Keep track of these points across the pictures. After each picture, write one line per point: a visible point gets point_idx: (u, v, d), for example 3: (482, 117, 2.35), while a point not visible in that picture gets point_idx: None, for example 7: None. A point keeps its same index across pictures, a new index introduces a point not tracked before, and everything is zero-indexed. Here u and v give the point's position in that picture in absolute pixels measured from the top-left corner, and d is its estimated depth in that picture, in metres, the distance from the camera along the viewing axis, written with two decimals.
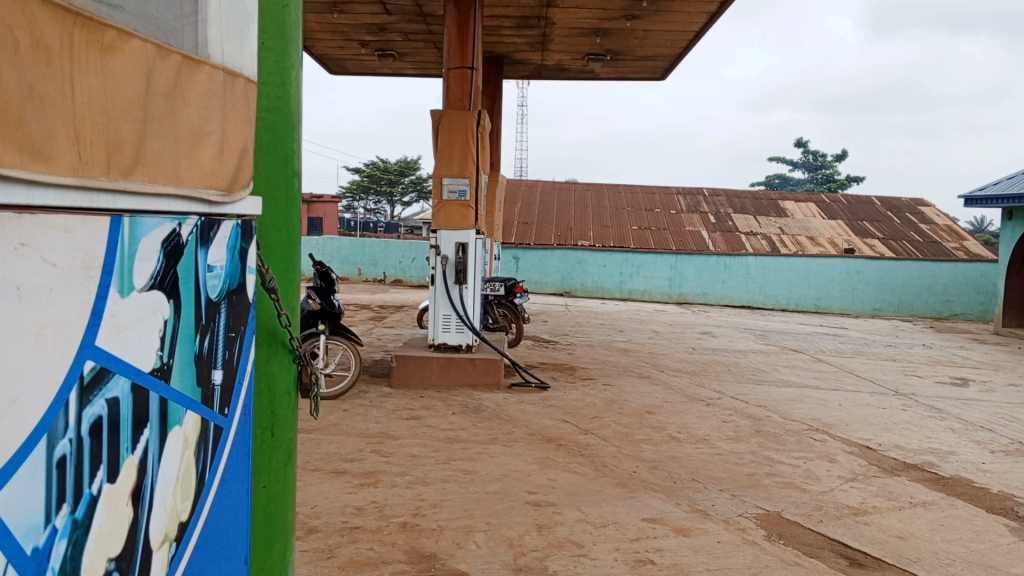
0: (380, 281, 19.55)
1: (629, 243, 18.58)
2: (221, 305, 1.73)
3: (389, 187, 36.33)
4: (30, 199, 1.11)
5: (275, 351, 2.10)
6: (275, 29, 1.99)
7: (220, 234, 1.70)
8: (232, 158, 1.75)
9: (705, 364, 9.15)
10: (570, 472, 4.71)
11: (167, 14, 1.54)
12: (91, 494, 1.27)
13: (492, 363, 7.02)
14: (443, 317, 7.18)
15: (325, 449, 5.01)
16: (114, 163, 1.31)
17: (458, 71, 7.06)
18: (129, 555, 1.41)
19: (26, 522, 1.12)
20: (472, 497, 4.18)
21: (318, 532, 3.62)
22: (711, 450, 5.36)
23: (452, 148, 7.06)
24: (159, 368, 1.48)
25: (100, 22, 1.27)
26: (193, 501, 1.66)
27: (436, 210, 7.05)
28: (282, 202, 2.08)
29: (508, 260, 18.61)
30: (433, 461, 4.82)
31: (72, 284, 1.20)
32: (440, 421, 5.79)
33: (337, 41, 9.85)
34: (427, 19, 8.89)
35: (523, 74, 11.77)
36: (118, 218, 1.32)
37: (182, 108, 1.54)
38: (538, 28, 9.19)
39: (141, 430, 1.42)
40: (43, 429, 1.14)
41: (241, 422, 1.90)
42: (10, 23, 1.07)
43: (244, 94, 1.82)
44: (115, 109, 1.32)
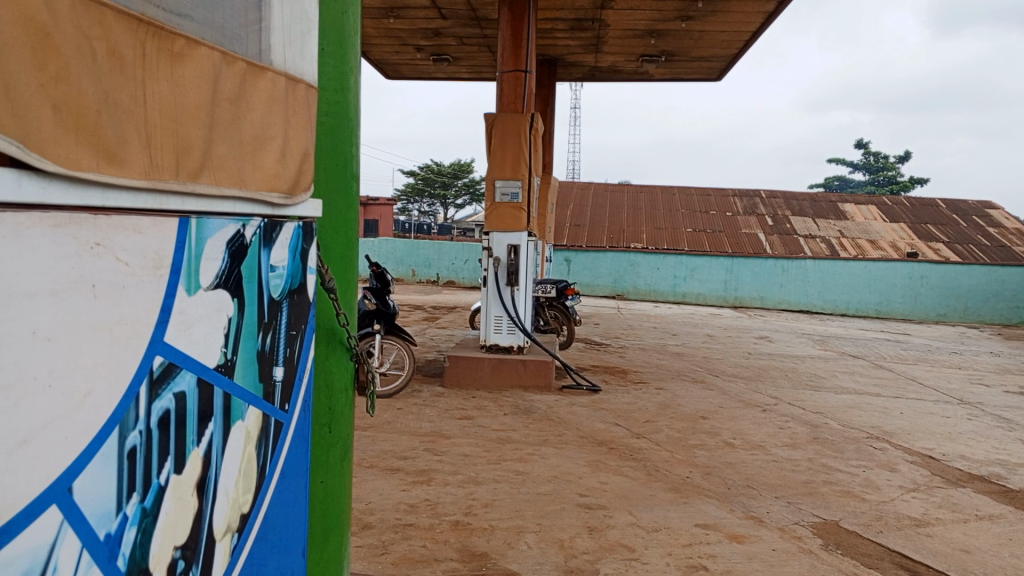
0: (433, 282, 19.73)
1: (684, 246, 18.38)
2: (283, 304, 1.79)
3: (442, 190, 36.66)
4: (105, 200, 1.17)
5: (333, 349, 2.15)
6: (335, 36, 2.04)
7: (282, 236, 1.75)
8: (294, 161, 1.80)
9: (760, 369, 9.00)
10: (622, 475, 4.69)
11: (233, 23, 1.59)
12: (159, 484, 1.33)
13: (543, 365, 7.03)
14: (495, 318, 7.22)
15: (379, 447, 5.09)
16: (183, 166, 1.37)
17: (512, 74, 7.08)
18: (194, 544, 1.46)
19: (100, 509, 1.17)
20: (524, 498, 4.20)
21: (373, 528, 3.69)
22: (766, 457, 5.27)
23: (505, 150, 7.08)
24: (223, 365, 1.53)
25: (170, 31, 1.33)
26: (254, 494, 1.72)
27: (489, 213, 7.10)
28: (340, 205, 2.13)
29: (560, 262, 18.57)
30: (485, 461, 4.86)
31: (144, 283, 1.26)
32: (491, 421, 5.83)
33: (393, 46, 9.99)
34: (481, 23, 8.95)
35: (576, 77, 11.76)
36: (186, 219, 1.37)
37: (246, 113, 1.59)
38: (592, 30, 9.17)
39: (206, 424, 1.47)
40: (115, 421, 1.19)
41: (301, 419, 1.96)
42: (88, 34, 1.12)
43: (305, 100, 1.88)
44: (184, 114, 1.37)
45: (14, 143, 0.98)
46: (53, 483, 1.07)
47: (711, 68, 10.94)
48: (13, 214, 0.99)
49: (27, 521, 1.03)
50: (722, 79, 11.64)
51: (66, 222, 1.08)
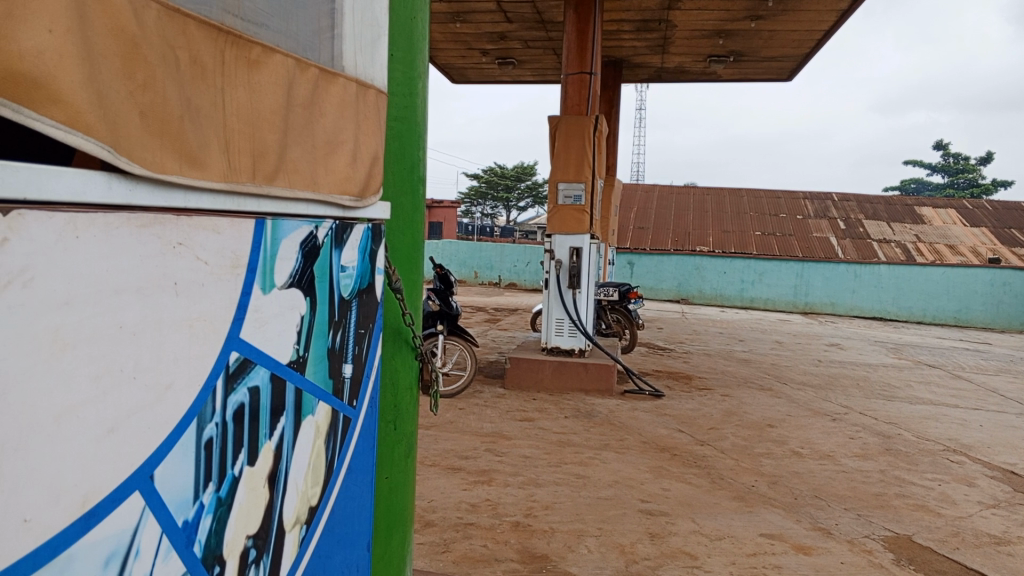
0: (495, 284, 19.83)
1: (752, 250, 18.02)
2: (352, 304, 1.83)
3: (505, 193, 36.86)
4: (187, 203, 1.22)
5: (399, 348, 2.18)
6: (404, 42, 2.08)
7: (352, 237, 1.80)
8: (364, 164, 1.85)
9: (831, 377, 8.75)
10: (685, 482, 4.62)
11: (307, 31, 1.65)
12: (233, 475, 1.38)
13: (605, 369, 7.00)
14: (556, 320, 7.23)
15: (441, 445, 5.15)
16: (259, 169, 1.42)
17: (576, 76, 7.07)
18: (265, 534, 1.51)
19: (178, 497, 1.23)
20: (584, 502, 4.19)
21: (434, 526, 3.73)
22: (835, 467, 5.12)
23: (569, 153, 7.07)
24: (295, 361, 1.58)
25: (248, 40, 1.38)
26: (322, 487, 1.77)
27: (551, 215, 7.10)
28: (407, 208, 2.18)
29: (622, 265, 18.46)
30: (546, 463, 4.86)
31: (222, 281, 1.31)
32: (552, 424, 5.83)
33: (459, 51, 10.09)
34: (547, 26, 8.97)
35: (642, 78, 11.67)
36: (262, 220, 1.43)
37: (319, 119, 1.64)
38: (658, 31, 9.10)
39: (278, 418, 1.52)
40: (193, 413, 1.25)
41: (368, 416, 2.00)
42: (172, 43, 1.18)
43: (375, 105, 1.92)
44: (260, 120, 1.42)
45: (104, 147, 1.04)
46: (137, 471, 1.13)
47: (781, 68, 10.71)
48: (104, 214, 1.05)
49: (113, 506, 1.09)
50: (792, 78, 11.39)
51: (152, 222, 1.14)
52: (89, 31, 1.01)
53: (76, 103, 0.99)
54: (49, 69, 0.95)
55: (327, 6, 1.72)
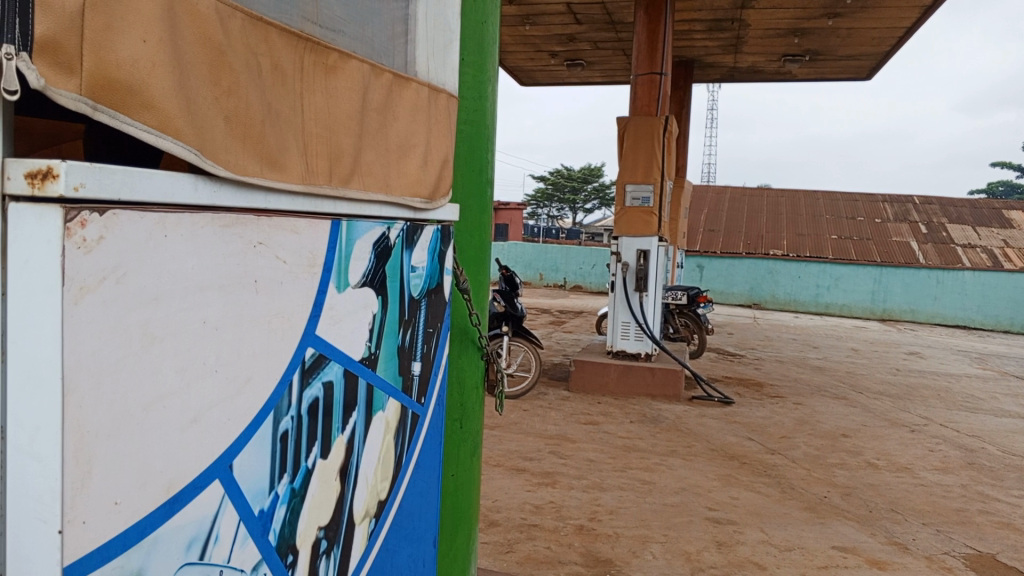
0: (561, 286, 19.81)
1: (827, 254, 17.51)
2: (422, 303, 1.87)
3: (572, 195, 36.82)
4: (267, 204, 1.28)
5: (466, 347, 2.21)
6: (475, 45, 2.11)
7: (422, 238, 1.84)
8: (435, 168, 1.88)
9: (910, 387, 8.44)
10: (754, 491, 4.53)
11: (382, 37, 1.69)
12: (307, 467, 1.43)
13: (671, 374, 6.93)
14: (622, 324, 7.18)
15: (506, 446, 5.19)
16: (335, 172, 1.46)
17: (646, 77, 7.01)
18: (336, 526, 1.56)
19: (255, 487, 1.28)
20: (650, 508, 4.15)
21: (498, 526, 3.76)
22: (914, 481, 4.94)
23: (637, 155, 7.01)
24: (367, 357, 1.63)
25: (326, 47, 1.43)
26: (391, 482, 1.81)
27: (618, 217, 7.06)
28: (475, 210, 2.21)
29: (691, 268, 18.18)
30: (611, 467, 4.84)
31: (300, 280, 1.36)
32: (617, 428, 5.80)
33: (529, 53, 10.12)
34: (616, 27, 8.92)
35: (714, 78, 11.48)
36: (338, 221, 1.47)
37: (392, 123, 1.68)
38: (731, 30, 8.95)
39: (350, 413, 1.57)
40: (270, 407, 1.30)
41: (435, 414, 2.03)
42: (255, 51, 1.23)
43: (446, 109, 1.96)
44: (337, 124, 1.47)
45: (191, 150, 1.09)
46: (217, 460, 1.18)
47: (860, 67, 10.38)
48: (191, 215, 1.10)
49: (195, 493, 1.14)
50: (871, 77, 11.04)
51: (235, 222, 1.19)
52: (179, 40, 1.06)
53: (167, 109, 1.04)
54: (142, 77, 1.00)
55: (401, 12, 1.77)
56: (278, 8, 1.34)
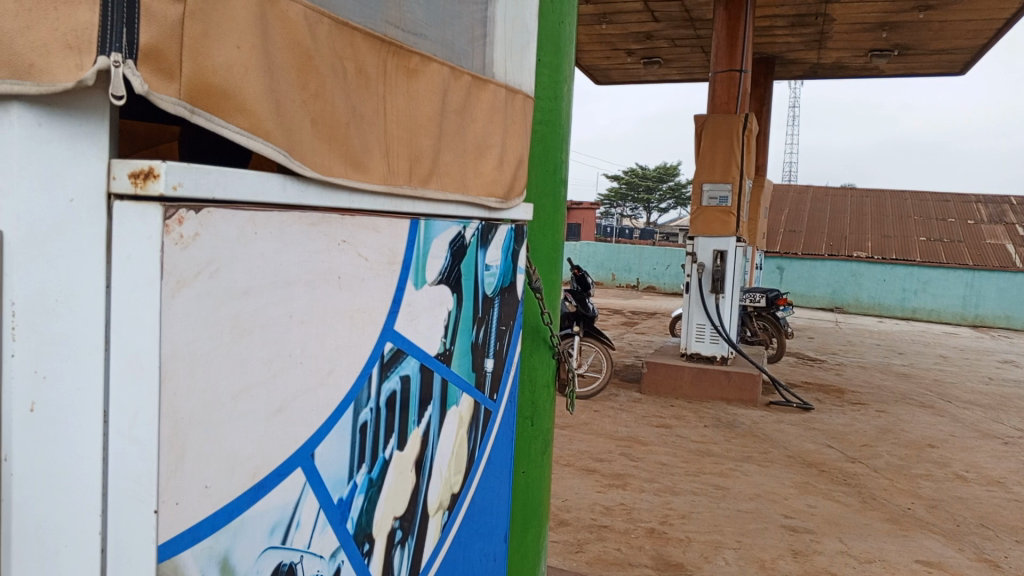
0: (633, 286, 19.61)
1: (915, 257, 16.82)
2: (495, 301, 1.89)
3: (646, 194, 36.50)
4: (351, 203, 1.32)
5: (537, 346, 2.23)
6: (551, 46, 2.13)
7: (497, 237, 1.86)
8: (511, 168, 1.90)
9: (1004, 398, 8.02)
10: (833, 500, 4.40)
11: (462, 40, 1.73)
12: (384, 458, 1.47)
13: (748, 378, 6.78)
14: (698, 326, 7.05)
15: (577, 446, 5.19)
16: (415, 172, 1.50)
17: (725, 73, 6.88)
18: (411, 516, 1.60)
19: (335, 475, 1.32)
20: (723, 513, 4.08)
21: (568, 526, 3.77)
22: (1006, 496, 4.70)
23: (715, 153, 6.89)
24: (442, 353, 1.66)
25: (408, 50, 1.46)
26: (464, 475, 1.84)
27: (695, 217, 6.95)
28: (549, 209, 2.22)
29: (771, 270, 17.76)
30: (683, 471, 4.78)
31: (380, 276, 1.40)
32: (691, 432, 5.72)
33: (605, 52, 10.07)
34: (695, 23, 8.79)
35: (796, 75, 11.19)
36: (416, 221, 1.51)
37: (471, 124, 1.71)
38: (815, 26, 8.70)
39: (425, 407, 1.60)
40: (351, 398, 1.34)
41: (507, 410, 2.05)
42: (341, 55, 1.27)
43: (523, 109, 1.97)
44: (417, 125, 1.50)
45: (280, 151, 1.14)
46: (300, 449, 1.23)
47: (953, 62, 9.93)
48: (280, 214, 1.14)
49: (279, 480, 1.19)
50: (965, 72, 10.54)
51: (321, 221, 1.23)
52: (270, 46, 1.11)
53: (258, 112, 1.09)
54: (236, 81, 1.05)
55: (480, 15, 1.80)
56: (363, 13, 1.38)
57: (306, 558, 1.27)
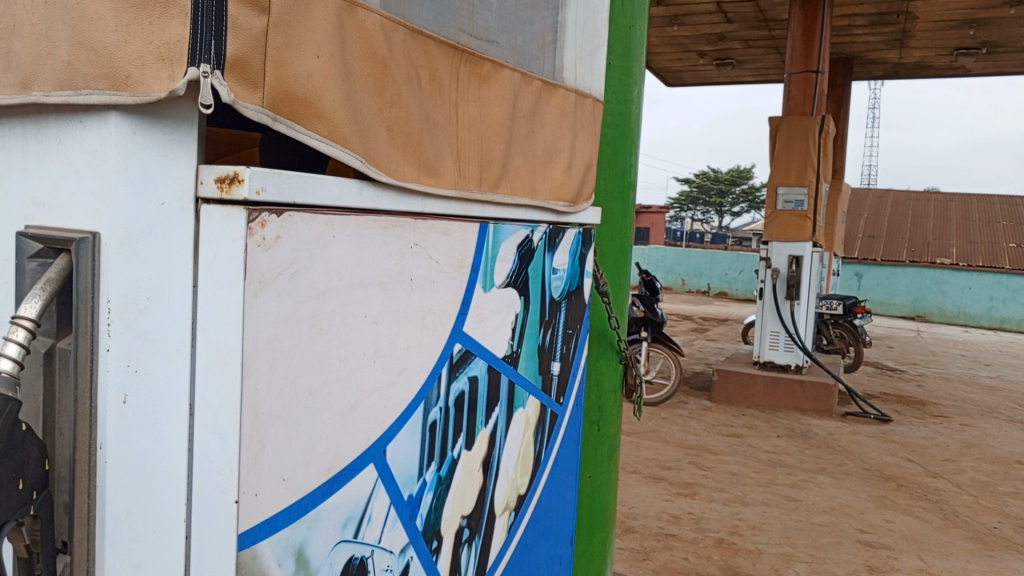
0: (704, 292, 19.30)
1: (1004, 264, 16.03)
2: (562, 304, 1.90)
3: (718, 197, 35.87)
4: (424, 208, 1.35)
5: (604, 351, 2.22)
6: (621, 50, 2.13)
7: (564, 241, 1.87)
8: (579, 171, 1.91)
9: None
10: (912, 516, 4.24)
11: (533, 45, 1.75)
12: (453, 457, 1.50)
13: (824, 388, 6.61)
14: (772, 334, 6.91)
15: (644, 453, 5.14)
16: (485, 177, 1.52)
17: (801, 74, 6.71)
18: (478, 515, 1.62)
19: (405, 473, 1.35)
20: (795, 526, 3.98)
21: (635, 533, 3.74)
22: None
23: (790, 156, 6.73)
24: (509, 355, 1.67)
25: (480, 56, 1.49)
26: (531, 477, 1.85)
27: (769, 221, 6.80)
28: (617, 213, 2.21)
29: (849, 277, 17.23)
30: (754, 482, 4.68)
31: (450, 279, 1.43)
32: (763, 442, 5.59)
33: (676, 54, 9.95)
34: (769, 24, 8.61)
35: (876, 75, 10.83)
36: (485, 225, 1.53)
37: (540, 129, 1.73)
38: (897, 24, 8.41)
39: (492, 409, 1.62)
40: (421, 397, 1.37)
41: (574, 414, 2.06)
42: (415, 63, 1.31)
43: (592, 113, 1.98)
44: (488, 130, 1.53)
45: (357, 157, 1.17)
46: (372, 446, 1.27)
47: None
48: (355, 218, 1.18)
49: (352, 475, 1.23)
50: None
51: (394, 225, 1.27)
52: (347, 54, 1.15)
53: (337, 120, 1.13)
54: (315, 89, 1.09)
55: (551, 20, 1.82)
56: (437, 21, 1.41)
57: (376, 552, 1.31)
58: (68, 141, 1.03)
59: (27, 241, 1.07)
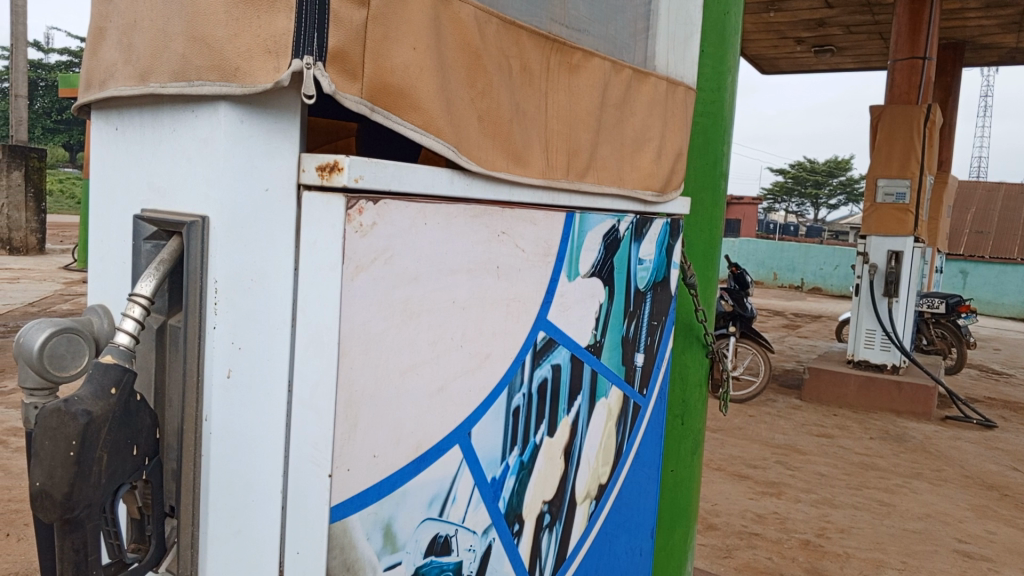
0: (797, 287, 18.68)
1: None
2: (647, 296, 1.89)
3: (814, 189, 34.64)
4: (511, 196, 1.37)
5: (689, 343, 2.19)
6: (715, 36, 2.08)
7: (652, 231, 1.86)
8: (669, 160, 1.88)
9: None
10: (1016, 527, 4.02)
11: (624, 33, 1.75)
12: (535, 442, 1.52)
13: (922, 390, 6.32)
14: (867, 332, 6.66)
15: (729, 451, 5.04)
16: (573, 166, 1.53)
17: (906, 62, 6.40)
18: (559, 502, 1.64)
19: (489, 455, 1.38)
20: (887, 531, 3.83)
21: (717, 530, 3.68)
22: None
23: (893, 147, 6.42)
24: (593, 345, 1.68)
25: (571, 45, 1.49)
26: (612, 467, 1.85)
27: (867, 214, 6.53)
28: (707, 203, 2.17)
29: (953, 274, 16.31)
30: (844, 484, 4.53)
31: (536, 267, 1.45)
32: (855, 444, 5.40)
33: (773, 41, 9.64)
34: (874, 8, 8.23)
35: (991, 60, 10.21)
36: (572, 213, 1.54)
37: (630, 117, 1.72)
38: (1015, 6, 7.90)
39: (575, 397, 1.64)
40: (505, 382, 1.40)
41: (657, 406, 2.04)
42: (507, 53, 1.33)
43: (684, 101, 1.95)
44: (577, 120, 1.53)
45: (450, 147, 1.20)
46: (456, 428, 1.30)
47: None
48: (446, 206, 1.21)
49: (438, 455, 1.27)
50: None
51: (482, 213, 1.29)
52: (442, 46, 1.18)
53: (431, 110, 1.16)
54: (411, 80, 1.13)
55: (643, 8, 1.82)
56: (529, 11, 1.43)
57: (461, 531, 1.34)
58: (181, 130, 1.10)
59: (143, 224, 1.15)
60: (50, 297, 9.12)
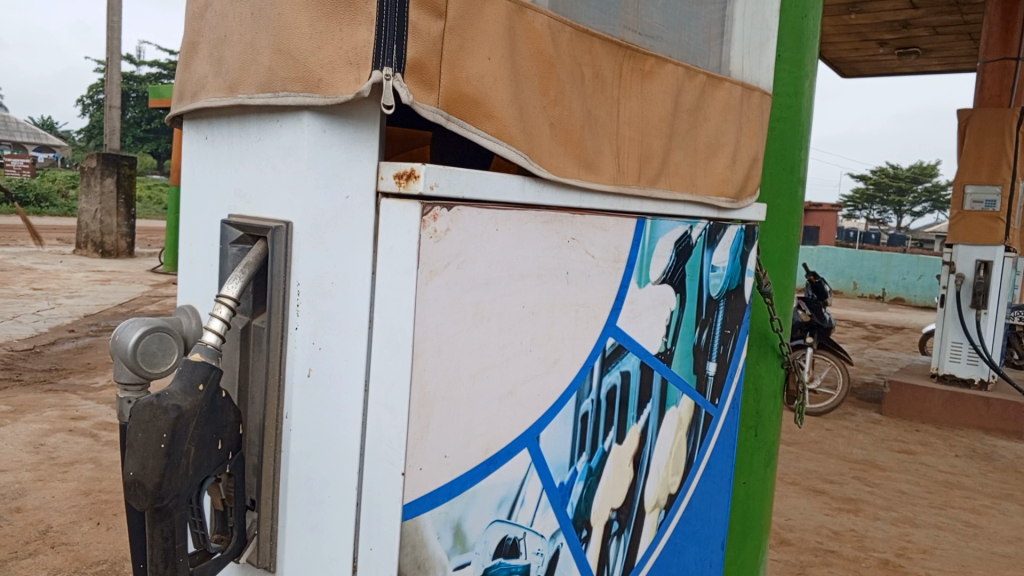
0: (878, 297, 18.04)
1: None
2: (720, 303, 1.87)
3: (898, 195, 33.39)
4: (582, 203, 1.38)
5: (764, 353, 2.15)
6: (793, 40, 2.05)
7: (725, 238, 1.83)
8: (744, 166, 1.86)
9: None
10: None
11: (698, 39, 1.74)
12: (604, 449, 1.52)
13: (1013, 407, 6.02)
14: (953, 345, 6.37)
15: (804, 465, 4.91)
16: (645, 172, 1.53)
17: (998, 63, 6.14)
18: (628, 510, 1.64)
19: (557, 460, 1.39)
20: (973, 554, 3.66)
21: (790, 546, 3.59)
22: None
23: (982, 152, 6.13)
24: (663, 352, 1.67)
25: (645, 52, 1.50)
26: (682, 477, 1.83)
27: (954, 222, 6.27)
28: (783, 209, 2.13)
29: None
30: (927, 503, 4.35)
31: (605, 273, 1.45)
32: (939, 461, 5.18)
33: (853, 43, 9.36)
34: (962, 7, 7.91)
35: None
36: (643, 219, 1.53)
37: (703, 123, 1.71)
38: None
39: (644, 405, 1.63)
40: (574, 388, 1.41)
41: (729, 415, 2.01)
42: (579, 60, 1.34)
43: (760, 107, 1.92)
44: (649, 125, 1.53)
45: (521, 154, 1.21)
46: (525, 432, 1.31)
47: None
48: (518, 213, 1.23)
49: (507, 457, 1.29)
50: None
51: (554, 219, 1.31)
52: (516, 54, 1.20)
53: (504, 119, 1.18)
54: (484, 89, 1.15)
55: (717, 14, 1.81)
56: (602, 19, 1.45)
57: (529, 535, 1.35)
58: (268, 139, 1.15)
59: (230, 229, 1.21)
60: (139, 299, 9.57)
